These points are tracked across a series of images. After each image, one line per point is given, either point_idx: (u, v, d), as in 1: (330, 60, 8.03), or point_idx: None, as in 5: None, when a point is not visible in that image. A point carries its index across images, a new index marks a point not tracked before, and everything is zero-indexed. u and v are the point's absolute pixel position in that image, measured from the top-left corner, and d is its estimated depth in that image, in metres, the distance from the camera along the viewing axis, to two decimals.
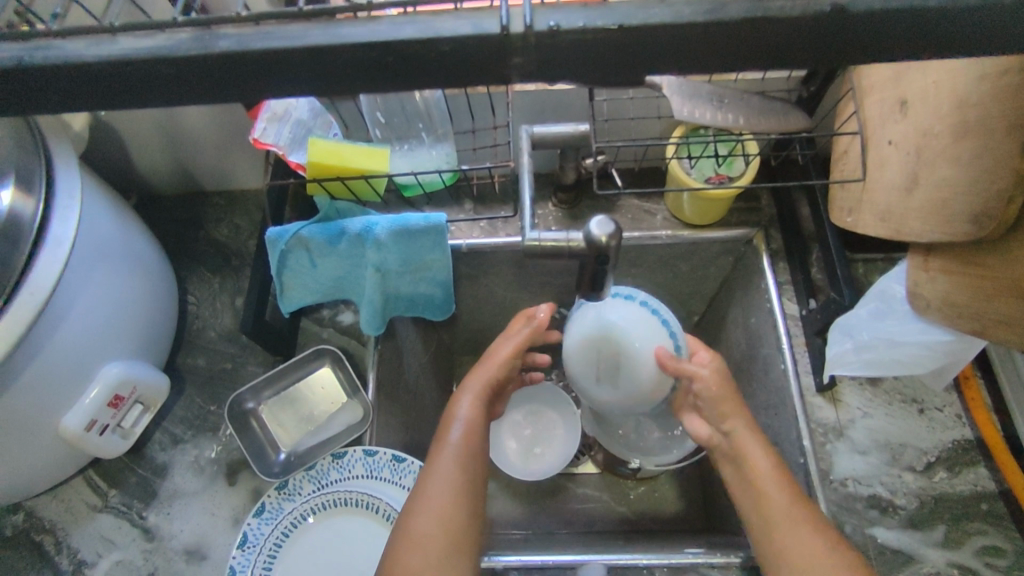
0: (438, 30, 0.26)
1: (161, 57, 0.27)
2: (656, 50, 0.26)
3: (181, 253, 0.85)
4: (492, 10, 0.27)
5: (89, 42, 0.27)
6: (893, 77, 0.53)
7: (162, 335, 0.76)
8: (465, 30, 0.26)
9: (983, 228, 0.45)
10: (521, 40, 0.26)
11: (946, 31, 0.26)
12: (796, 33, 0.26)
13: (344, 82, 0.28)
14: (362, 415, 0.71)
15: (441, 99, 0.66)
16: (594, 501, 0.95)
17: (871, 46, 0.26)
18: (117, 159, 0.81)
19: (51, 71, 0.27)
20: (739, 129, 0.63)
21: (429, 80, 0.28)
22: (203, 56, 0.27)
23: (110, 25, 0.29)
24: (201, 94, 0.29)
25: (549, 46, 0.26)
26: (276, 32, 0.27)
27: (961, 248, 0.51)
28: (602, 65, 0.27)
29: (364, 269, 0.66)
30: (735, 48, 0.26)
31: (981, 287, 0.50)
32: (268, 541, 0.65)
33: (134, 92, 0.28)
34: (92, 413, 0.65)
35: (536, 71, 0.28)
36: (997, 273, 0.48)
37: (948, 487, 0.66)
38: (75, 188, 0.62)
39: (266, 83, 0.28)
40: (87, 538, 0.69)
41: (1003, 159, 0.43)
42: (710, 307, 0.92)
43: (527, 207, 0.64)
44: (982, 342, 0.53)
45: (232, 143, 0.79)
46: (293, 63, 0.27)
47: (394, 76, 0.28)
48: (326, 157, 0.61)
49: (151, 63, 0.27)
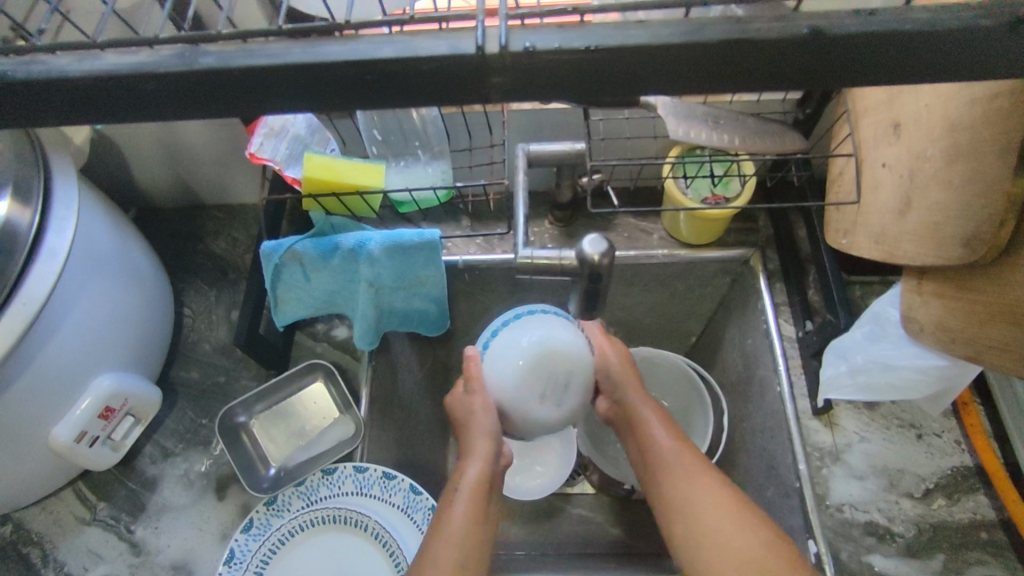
0: (417, 49, 0.26)
1: (144, 73, 0.27)
2: (635, 71, 0.26)
3: (179, 266, 0.85)
4: (471, 30, 0.27)
5: (74, 57, 0.27)
6: (886, 100, 0.53)
7: (155, 347, 0.76)
8: (445, 50, 0.26)
9: (975, 252, 0.45)
10: (499, 60, 0.26)
11: (923, 55, 0.26)
12: (774, 55, 0.26)
13: (326, 99, 0.28)
14: (354, 431, 0.71)
15: (437, 116, 0.67)
16: (589, 523, 0.93)
17: (849, 69, 0.26)
18: (118, 172, 0.82)
19: (34, 85, 0.27)
20: (734, 150, 0.63)
21: (410, 97, 0.28)
22: (184, 72, 0.27)
23: (95, 40, 0.29)
24: (183, 107, 0.29)
25: (529, 66, 0.26)
26: (257, 49, 0.27)
27: (955, 271, 0.51)
28: (582, 84, 0.27)
29: (358, 285, 0.66)
30: (715, 68, 0.26)
31: (976, 310, 0.49)
32: (254, 559, 0.64)
33: (117, 106, 0.28)
34: (82, 425, 0.65)
35: (517, 90, 0.28)
36: (992, 297, 0.48)
37: (947, 514, 0.65)
38: (72, 200, 0.63)
39: (248, 99, 0.28)
40: (73, 551, 0.69)
41: (994, 183, 0.43)
42: (708, 328, 0.91)
43: (521, 225, 0.64)
44: (978, 367, 0.53)
45: (232, 157, 0.80)
46: (275, 79, 0.27)
47: (374, 94, 0.28)
48: (321, 172, 0.61)
49: (133, 78, 0.27)
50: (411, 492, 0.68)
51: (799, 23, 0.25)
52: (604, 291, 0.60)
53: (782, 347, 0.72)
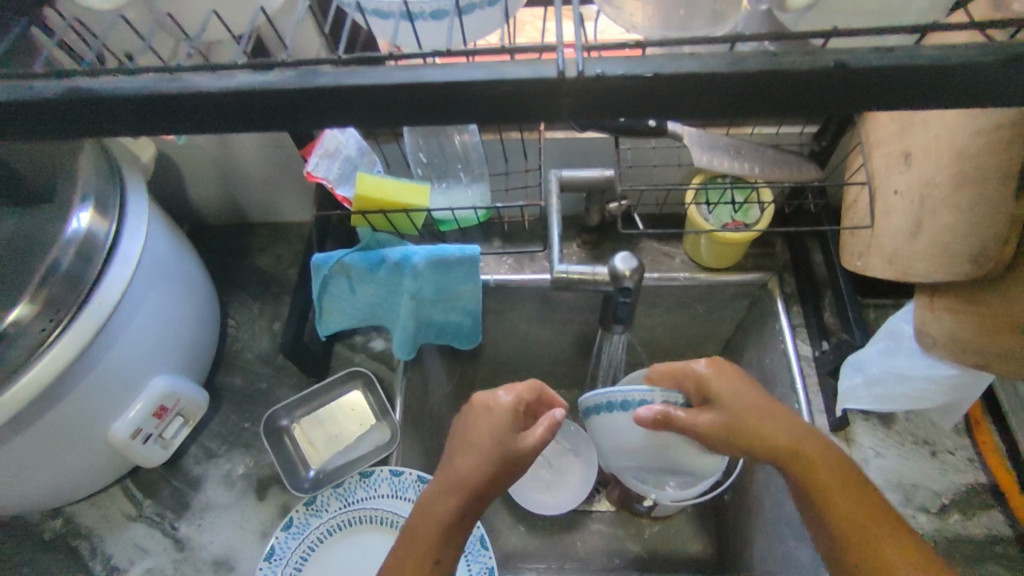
0: (503, 75, 0.31)
1: (271, 92, 0.32)
2: (687, 96, 0.31)
3: (226, 279, 0.90)
4: (549, 58, 0.32)
5: (212, 77, 0.33)
6: (897, 133, 0.58)
7: (203, 353, 0.80)
8: (529, 75, 0.31)
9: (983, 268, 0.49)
10: (574, 84, 0.31)
11: (933, 86, 0.30)
12: (804, 84, 0.31)
13: (422, 119, 0.33)
14: (390, 437, 0.74)
15: (479, 144, 0.72)
16: (610, 539, 0.95)
17: (869, 97, 0.31)
18: (175, 189, 0.88)
19: (179, 100, 0.33)
20: (754, 178, 0.68)
21: (492, 116, 0.33)
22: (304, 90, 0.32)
23: (224, 65, 0.35)
24: (294, 119, 0.34)
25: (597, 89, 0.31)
26: (366, 73, 0.32)
27: (964, 288, 0.55)
28: (640, 106, 0.32)
29: (400, 296, 0.70)
30: (754, 92, 0.31)
31: (984, 324, 0.53)
32: (294, 555, 0.68)
33: (244, 118, 0.34)
34: (138, 422, 0.69)
35: (582, 111, 0.33)
36: (998, 310, 0.52)
37: (963, 529, 0.67)
38: (143, 212, 0.69)
39: (356, 115, 0.33)
40: (120, 545, 0.72)
41: (999, 206, 0.47)
42: (727, 350, 0.95)
43: (555, 243, 0.68)
44: (991, 375, 0.56)
45: (281, 178, 0.86)
46: (381, 100, 0.32)
47: (461, 110, 0.33)
48: (372, 191, 0.67)
49: (262, 96, 0.32)
50: None
51: (826, 58, 0.30)
52: (633, 305, 0.64)
53: (800, 366, 0.76)
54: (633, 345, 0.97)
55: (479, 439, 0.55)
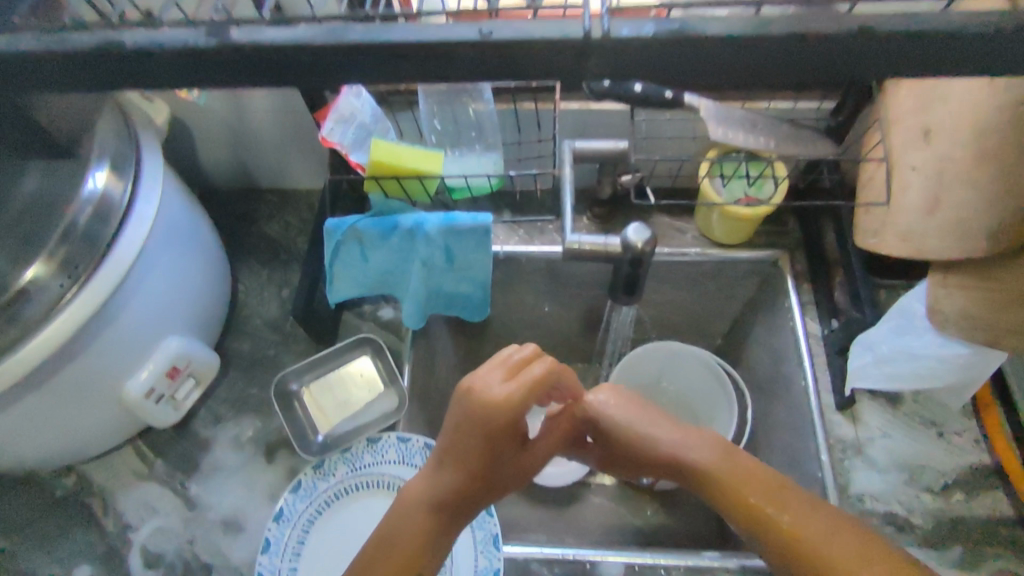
0: (532, 35, 0.33)
1: (302, 44, 0.34)
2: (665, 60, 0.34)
3: (237, 246, 0.92)
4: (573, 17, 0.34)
5: (249, 29, 0.34)
6: (917, 107, 0.61)
7: (217, 313, 0.82)
8: (556, 34, 0.33)
9: (1000, 240, 0.55)
10: (600, 43, 0.33)
11: (947, 54, 0.32)
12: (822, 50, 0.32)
13: (452, 74, 0.36)
14: (398, 403, 0.75)
15: (493, 112, 0.72)
16: (617, 515, 0.96)
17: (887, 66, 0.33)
18: (185, 150, 0.90)
19: (218, 52, 0.34)
20: (769, 153, 0.71)
21: (503, 68, 0.35)
22: (337, 45, 0.34)
23: (261, 17, 0.36)
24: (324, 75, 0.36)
25: (621, 52, 0.33)
26: (401, 29, 0.34)
27: (973, 264, 0.61)
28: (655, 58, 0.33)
29: (412, 264, 0.71)
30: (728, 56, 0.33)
31: (994, 296, 0.59)
32: (302, 517, 0.69)
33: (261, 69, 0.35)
34: (150, 382, 0.69)
35: (606, 69, 0.35)
36: (1004, 280, 0.58)
37: (965, 509, 0.67)
38: (157, 174, 0.69)
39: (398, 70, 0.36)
40: (131, 503, 0.74)
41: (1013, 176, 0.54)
42: (734, 328, 0.96)
43: (568, 212, 0.65)
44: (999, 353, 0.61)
45: (292, 142, 0.88)
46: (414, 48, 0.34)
47: (495, 64, 0.35)
48: (385, 156, 0.66)
49: (294, 46, 0.34)
50: None
51: (849, 23, 0.32)
52: (643, 277, 0.63)
53: (807, 343, 0.77)
54: (639, 320, 0.98)
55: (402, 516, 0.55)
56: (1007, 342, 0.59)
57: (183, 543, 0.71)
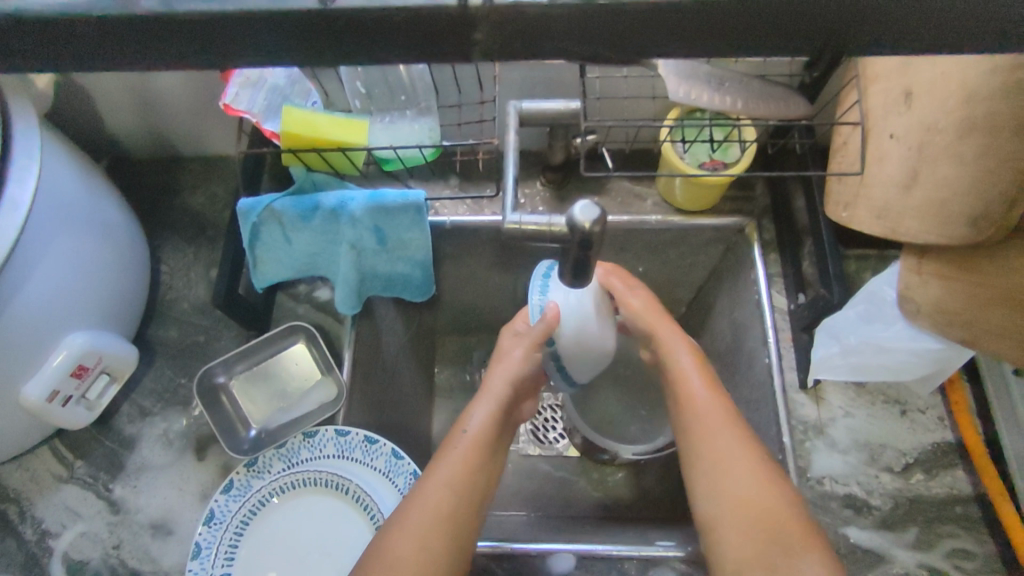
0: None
1: (72, 15, 0.25)
2: (574, 39, 0.26)
3: (156, 220, 0.84)
4: None
5: None
6: (898, 70, 0.55)
7: (133, 303, 0.74)
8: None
9: (981, 232, 0.48)
10: (482, 12, 0.25)
11: None
12: (782, 27, 0.26)
13: (318, 59, 0.28)
14: (336, 394, 0.69)
15: (425, 74, 0.63)
16: (570, 486, 0.91)
17: (862, 38, 0.26)
18: (88, 115, 0.79)
19: None
20: (736, 115, 0.63)
21: (381, 56, 0.28)
22: (169, 15, 0.25)
23: None
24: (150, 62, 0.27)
25: (507, 19, 0.26)
26: None
27: (955, 256, 0.56)
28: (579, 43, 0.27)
29: (340, 246, 0.64)
30: (697, 22, 0.26)
31: (975, 294, 0.54)
32: (234, 519, 0.64)
33: (111, 53, 0.27)
34: (53, 383, 0.62)
35: (497, 51, 0.27)
36: (996, 283, 0.52)
37: (925, 489, 0.66)
38: (34, 148, 0.58)
39: (228, 52, 0.27)
40: (51, 508, 0.69)
41: (1009, 157, 0.46)
42: (698, 296, 0.90)
43: (510, 187, 0.62)
44: (970, 352, 0.58)
45: (210, 106, 0.79)
46: (268, 33, 0.26)
47: (370, 50, 0.27)
48: (301, 127, 0.58)
49: (60, 21, 0.25)
50: (393, 456, 0.67)
51: None
52: (593, 260, 0.56)
53: (773, 317, 0.72)
54: None
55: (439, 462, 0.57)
56: (986, 343, 0.54)
57: (108, 549, 0.67)
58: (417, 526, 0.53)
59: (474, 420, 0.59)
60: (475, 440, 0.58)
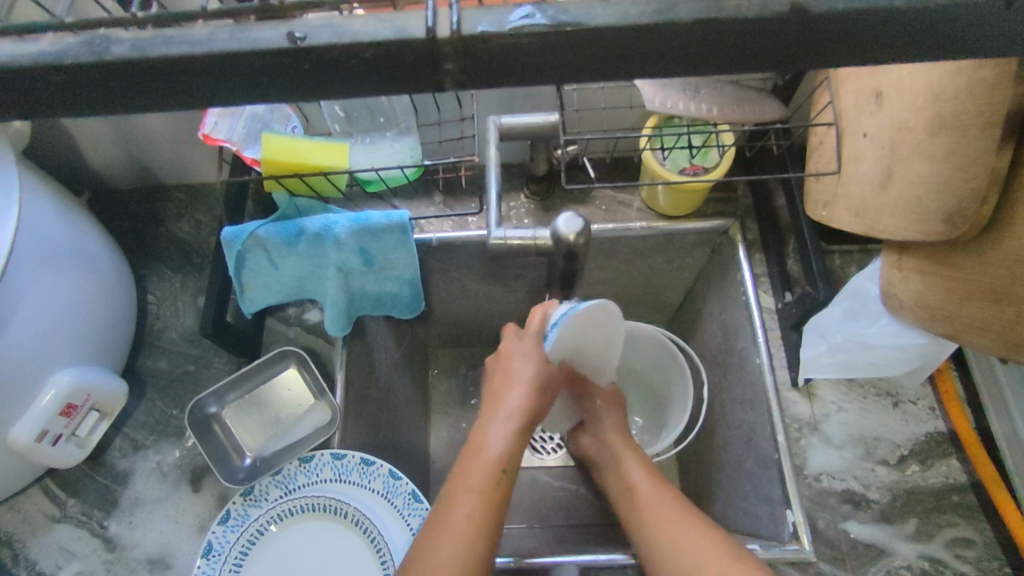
0: (356, 35, 0.25)
1: (48, 66, 0.25)
2: (539, 64, 0.27)
3: (140, 250, 0.83)
4: (414, 12, 0.26)
5: (9, 42, 0.25)
6: (865, 71, 0.57)
7: (120, 336, 0.73)
8: (389, 33, 0.25)
9: (957, 228, 0.49)
10: (451, 45, 0.26)
11: None
12: (744, 45, 0.26)
13: (290, 95, 0.28)
14: (330, 417, 0.69)
15: (406, 96, 0.64)
16: (571, 495, 0.91)
17: (821, 51, 0.27)
18: (68, 151, 0.79)
19: None
20: (712, 120, 0.64)
21: (352, 86, 0.28)
22: (142, 59, 0.25)
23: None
24: (123, 104, 0.27)
25: (475, 51, 0.26)
26: (232, 29, 0.26)
27: (932, 250, 0.57)
28: (543, 67, 0.27)
29: (327, 269, 0.64)
30: (666, 47, 0.26)
31: (955, 288, 0.55)
32: (233, 550, 0.63)
33: (86, 98, 0.27)
34: (44, 422, 0.62)
35: (467, 78, 0.28)
36: (974, 278, 0.53)
37: (921, 480, 0.66)
38: (13, 188, 0.58)
39: (197, 93, 0.27)
40: (44, 548, 0.68)
41: (979, 156, 0.46)
42: (687, 299, 0.91)
43: (493, 203, 0.62)
44: (953, 344, 0.59)
45: (191, 135, 0.79)
46: (241, 76, 0.26)
47: (340, 84, 0.27)
48: (281, 153, 0.58)
49: (35, 72, 0.25)
50: (391, 477, 0.66)
51: None
52: (579, 271, 0.56)
53: (761, 317, 0.73)
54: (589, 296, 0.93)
55: (450, 508, 0.50)
56: (971, 337, 0.54)
57: None
58: (452, 544, 0.48)
59: (510, 399, 0.56)
60: (515, 428, 0.55)
